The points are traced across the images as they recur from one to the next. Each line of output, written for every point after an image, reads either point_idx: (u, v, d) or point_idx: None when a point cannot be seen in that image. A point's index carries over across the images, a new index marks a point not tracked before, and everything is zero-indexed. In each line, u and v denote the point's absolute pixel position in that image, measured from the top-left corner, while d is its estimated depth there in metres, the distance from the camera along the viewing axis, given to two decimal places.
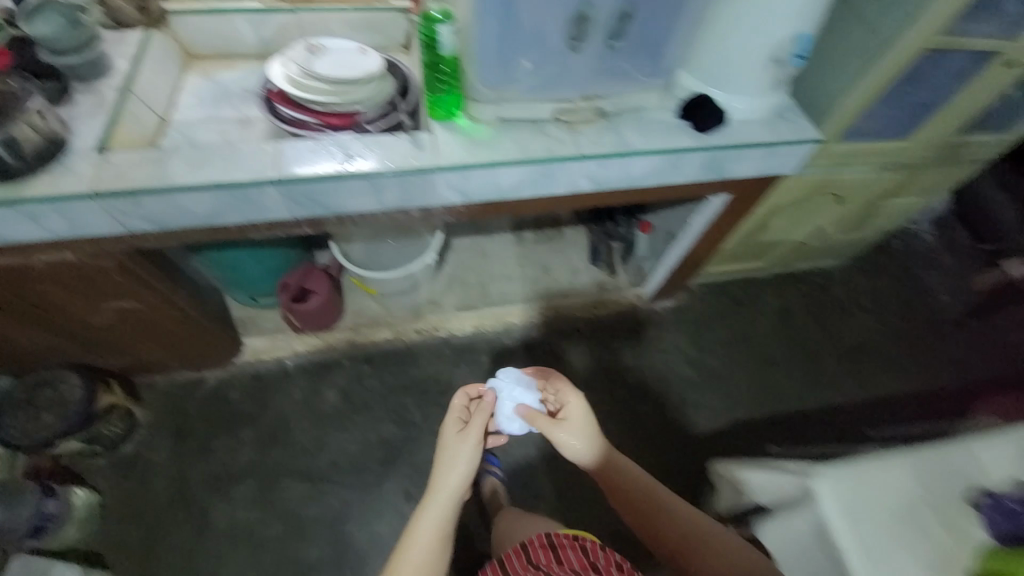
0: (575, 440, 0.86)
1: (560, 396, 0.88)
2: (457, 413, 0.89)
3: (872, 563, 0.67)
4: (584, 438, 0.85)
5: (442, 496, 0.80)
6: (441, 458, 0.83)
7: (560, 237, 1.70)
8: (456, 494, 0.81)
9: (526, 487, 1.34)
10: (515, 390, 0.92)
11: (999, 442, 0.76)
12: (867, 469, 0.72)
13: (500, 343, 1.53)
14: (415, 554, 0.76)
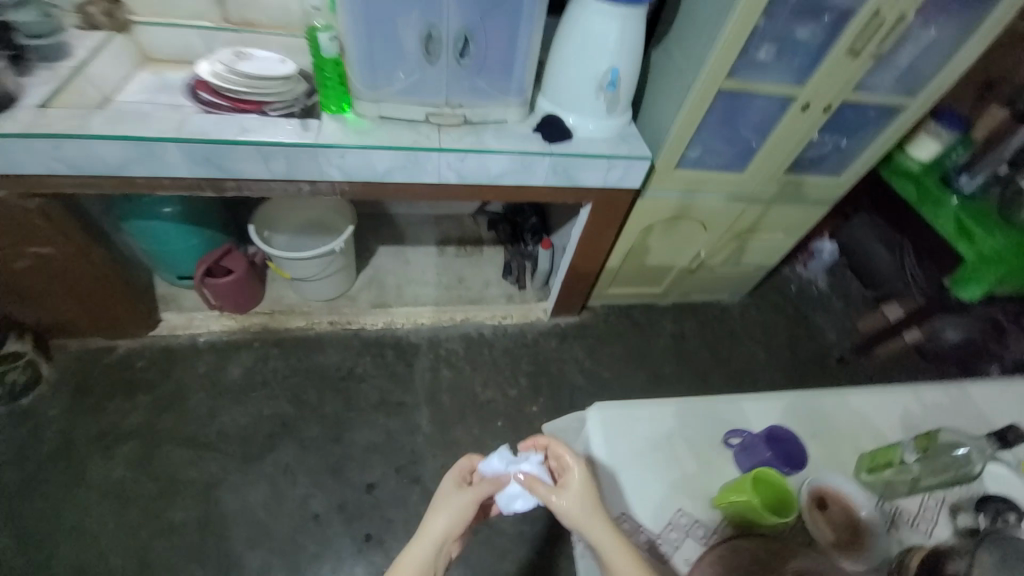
0: (566, 510, 0.68)
1: (562, 460, 0.73)
2: (459, 472, 0.78)
3: (618, 487, 0.73)
4: (581, 506, 0.68)
5: (423, 546, 0.68)
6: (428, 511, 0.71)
7: (479, 254, 1.88)
8: (437, 554, 0.68)
9: (405, 471, 1.35)
10: (519, 460, 0.77)
11: (767, 398, 0.85)
12: (634, 406, 0.80)
13: (407, 339, 1.63)
14: None
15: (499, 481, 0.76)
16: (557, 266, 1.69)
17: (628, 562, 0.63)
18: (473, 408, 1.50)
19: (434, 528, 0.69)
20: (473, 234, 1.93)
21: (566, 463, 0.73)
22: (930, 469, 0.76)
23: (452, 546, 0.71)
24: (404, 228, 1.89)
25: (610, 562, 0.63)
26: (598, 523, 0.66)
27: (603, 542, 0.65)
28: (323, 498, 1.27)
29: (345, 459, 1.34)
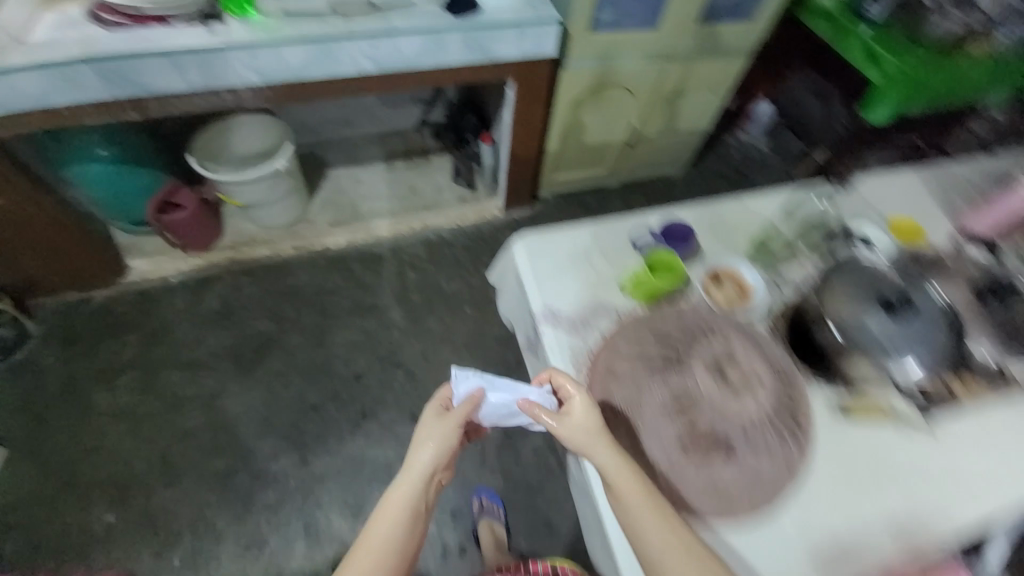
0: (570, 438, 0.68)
1: (565, 391, 0.71)
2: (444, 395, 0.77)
3: (544, 292, 0.84)
4: (584, 432, 0.67)
5: (411, 477, 0.70)
6: (415, 443, 0.72)
7: (427, 163, 1.93)
8: (425, 482, 0.71)
9: (389, 359, 1.49)
10: (522, 387, 0.73)
11: (673, 208, 0.94)
12: (551, 232, 0.90)
13: (371, 251, 1.71)
14: (376, 535, 0.67)
15: (480, 400, 0.73)
16: (500, 161, 1.74)
17: (628, 475, 0.64)
18: (442, 300, 1.62)
19: (420, 459, 0.71)
20: (420, 145, 1.96)
21: (570, 392, 0.71)
22: (799, 231, 0.90)
23: (442, 471, 0.74)
24: (350, 149, 1.91)
25: (611, 479, 0.64)
26: (603, 449, 0.66)
27: (607, 463, 0.65)
28: (316, 390, 1.41)
29: (331, 359, 1.47)
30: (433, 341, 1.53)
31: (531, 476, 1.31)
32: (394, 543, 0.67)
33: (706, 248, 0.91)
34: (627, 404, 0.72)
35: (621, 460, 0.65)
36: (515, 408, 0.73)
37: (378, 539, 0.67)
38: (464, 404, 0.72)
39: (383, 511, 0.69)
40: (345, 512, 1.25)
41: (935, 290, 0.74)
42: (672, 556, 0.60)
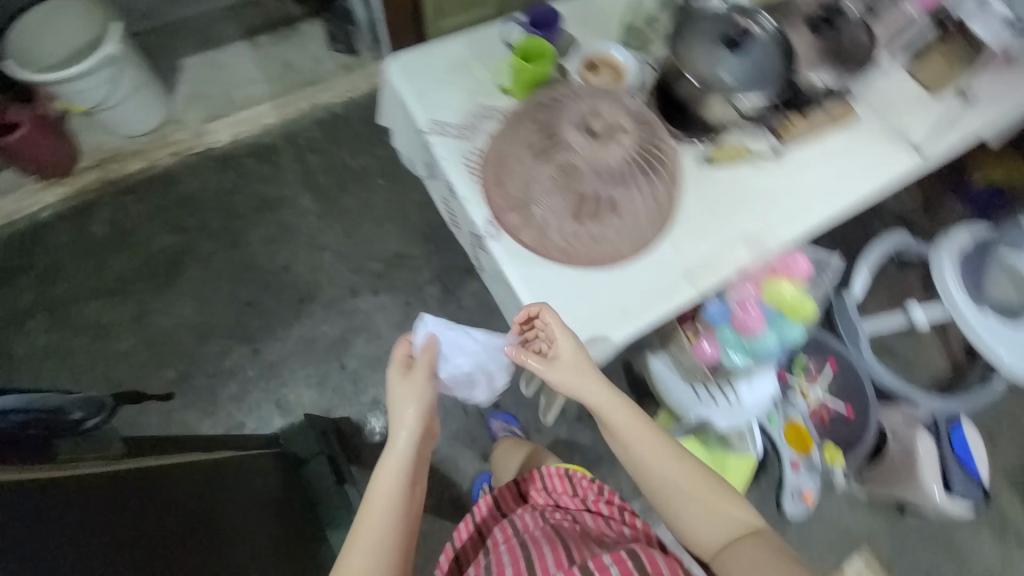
0: (560, 380, 0.68)
1: (548, 333, 0.70)
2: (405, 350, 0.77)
3: (428, 109, 0.85)
4: (573, 373, 0.68)
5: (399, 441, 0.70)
6: (394, 409, 0.72)
7: (296, 33, 1.71)
8: (413, 446, 0.70)
9: (312, 244, 1.49)
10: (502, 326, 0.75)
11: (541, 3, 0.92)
12: (423, 51, 0.88)
13: (260, 142, 1.59)
14: (374, 503, 0.67)
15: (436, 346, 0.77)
16: (373, 12, 1.58)
17: (621, 409, 0.68)
18: (353, 178, 1.57)
19: (404, 419, 0.71)
20: (281, 11, 1.72)
21: (551, 332, 0.69)
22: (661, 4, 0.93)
23: (429, 427, 0.74)
24: (203, 32, 1.68)
25: (602, 413, 0.68)
26: (594, 389, 0.68)
27: (600, 402, 0.68)
28: (248, 288, 1.42)
29: (254, 257, 1.45)
30: (353, 218, 1.52)
31: (475, 315, 1.43)
32: (395, 510, 0.66)
33: (582, 41, 0.92)
34: (521, 190, 0.77)
35: (611, 396, 0.68)
36: (471, 355, 0.81)
37: (376, 507, 0.66)
38: (424, 352, 0.75)
39: (378, 480, 0.68)
40: (311, 383, 1.34)
41: (768, 20, 0.79)
42: (669, 474, 0.68)
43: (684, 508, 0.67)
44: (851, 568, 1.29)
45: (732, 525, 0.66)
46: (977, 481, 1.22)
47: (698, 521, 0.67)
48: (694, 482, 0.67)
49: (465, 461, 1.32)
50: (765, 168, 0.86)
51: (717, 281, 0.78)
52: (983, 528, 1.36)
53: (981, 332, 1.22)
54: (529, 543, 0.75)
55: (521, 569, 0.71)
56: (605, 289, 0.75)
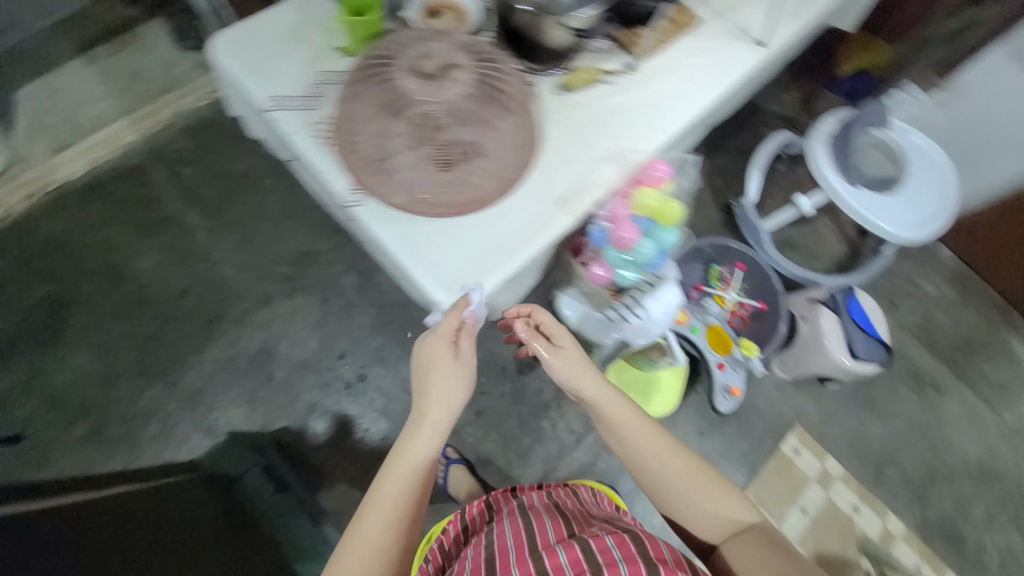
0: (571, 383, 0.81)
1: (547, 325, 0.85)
2: (450, 329, 0.71)
3: (266, 84, 0.80)
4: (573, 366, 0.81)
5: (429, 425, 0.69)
6: (427, 390, 0.70)
7: (138, 37, 1.55)
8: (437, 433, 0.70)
9: (209, 261, 1.40)
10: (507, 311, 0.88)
11: None
12: (247, 23, 0.82)
13: (124, 163, 1.45)
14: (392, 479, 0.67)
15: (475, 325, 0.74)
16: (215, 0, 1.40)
17: (616, 402, 0.80)
18: (239, 182, 1.47)
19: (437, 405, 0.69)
20: (114, 16, 1.55)
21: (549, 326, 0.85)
22: None
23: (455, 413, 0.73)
24: (27, 54, 1.50)
25: (598, 405, 0.80)
26: (596, 384, 0.81)
27: (597, 394, 0.81)
28: (147, 321, 1.33)
29: (146, 288, 1.36)
30: (248, 224, 1.43)
31: (397, 296, 1.40)
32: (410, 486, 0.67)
33: None
34: (375, 148, 0.74)
35: (608, 393, 0.80)
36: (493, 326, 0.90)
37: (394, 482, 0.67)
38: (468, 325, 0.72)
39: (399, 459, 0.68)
40: (240, 402, 1.28)
41: None
42: (665, 466, 0.76)
43: (690, 501, 0.75)
44: (789, 445, 1.40)
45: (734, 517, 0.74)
46: (881, 341, 1.30)
47: (699, 513, 0.75)
48: (695, 475, 0.76)
49: None
50: (621, 83, 0.88)
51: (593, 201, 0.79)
52: (896, 381, 1.50)
53: (872, 212, 1.30)
54: (535, 518, 0.78)
55: (523, 538, 0.73)
56: (485, 228, 0.75)
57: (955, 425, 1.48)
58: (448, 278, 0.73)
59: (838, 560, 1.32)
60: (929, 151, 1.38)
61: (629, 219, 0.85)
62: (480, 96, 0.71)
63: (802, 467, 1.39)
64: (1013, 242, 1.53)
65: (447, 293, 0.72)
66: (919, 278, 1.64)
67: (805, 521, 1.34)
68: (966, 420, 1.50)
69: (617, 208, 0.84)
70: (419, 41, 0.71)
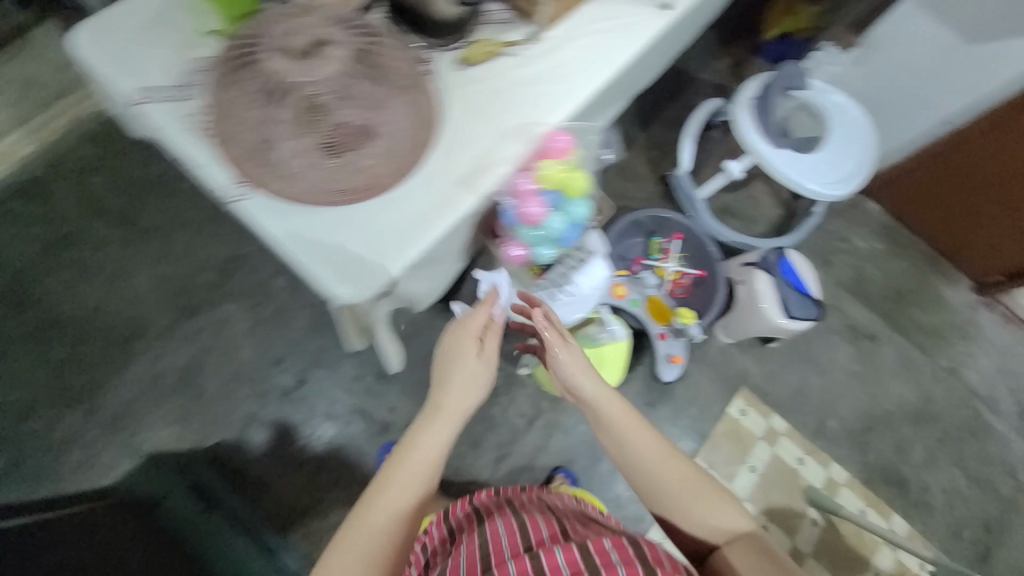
0: (569, 376, 0.86)
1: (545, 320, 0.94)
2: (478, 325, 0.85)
3: (133, 76, 0.73)
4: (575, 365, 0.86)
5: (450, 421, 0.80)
6: (451, 380, 0.82)
7: (23, 37, 1.42)
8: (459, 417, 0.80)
9: (125, 275, 1.32)
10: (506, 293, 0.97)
11: None
12: (107, 11, 0.75)
13: (22, 178, 1.35)
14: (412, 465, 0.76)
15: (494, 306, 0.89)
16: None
17: (612, 400, 0.84)
18: (150, 188, 1.37)
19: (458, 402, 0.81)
20: None
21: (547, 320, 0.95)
22: None
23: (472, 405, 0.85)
24: None
25: (595, 402, 0.84)
26: (595, 382, 0.85)
27: (595, 391, 0.85)
28: (63, 344, 1.26)
29: (56, 309, 1.28)
30: (164, 232, 1.35)
31: None
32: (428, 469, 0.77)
33: None
34: (253, 139, 0.68)
35: (604, 392, 0.84)
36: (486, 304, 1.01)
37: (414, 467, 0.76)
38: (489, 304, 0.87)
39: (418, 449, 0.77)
40: (171, 420, 1.24)
41: None
42: (658, 467, 0.77)
43: (687, 503, 0.75)
44: (735, 407, 1.44)
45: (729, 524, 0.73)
46: (812, 300, 1.33)
47: (693, 515, 0.74)
48: (689, 477, 0.76)
49: (362, 441, 1.27)
50: (523, 54, 0.84)
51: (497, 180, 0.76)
52: (833, 335, 1.56)
53: (797, 172, 1.32)
54: (528, 518, 0.77)
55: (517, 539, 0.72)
56: (379, 217, 0.71)
57: (892, 373, 1.54)
58: (344, 270, 0.69)
59: (786, 511, 1.37)
60: (846, 108, 1.41)
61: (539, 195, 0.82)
62: (360, 72, 0.67)
63: (749, 427, 1.43)
64: (935, 192, 1.59)
65: (344, 286, 0.68)
66: (851, 235, 1.70)
67: (754, 478, 1.39)
68: (902, 366, 1.55)
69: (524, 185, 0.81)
70: (289, 20, 0.66)
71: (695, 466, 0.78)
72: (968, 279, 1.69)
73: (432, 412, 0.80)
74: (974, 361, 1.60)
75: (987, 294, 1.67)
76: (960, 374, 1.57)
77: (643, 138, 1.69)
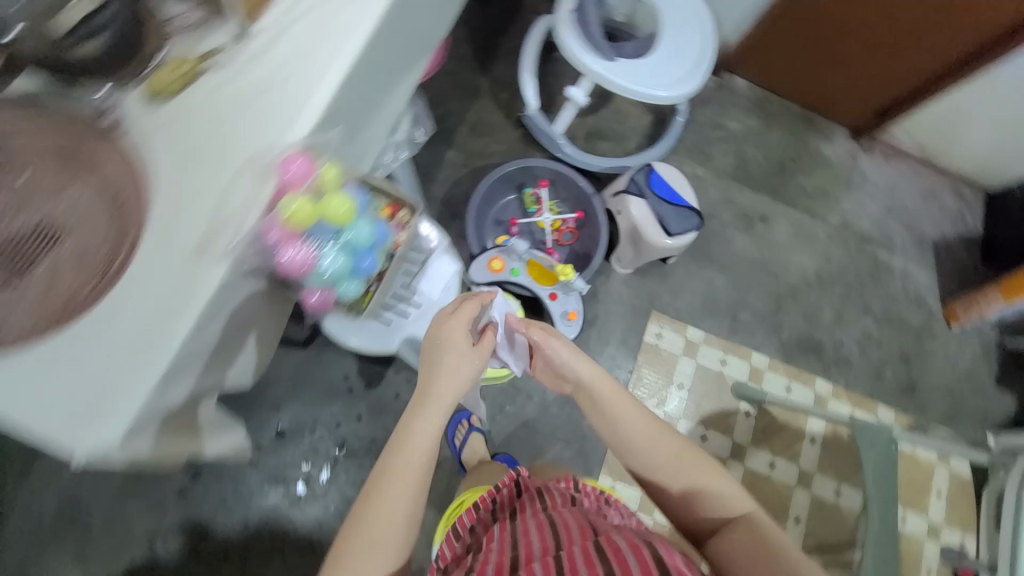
0: (577, 374, 0.82)
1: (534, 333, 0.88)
2: (467, 319, 0.79)
3: None
4: (568, 353, 0.84)
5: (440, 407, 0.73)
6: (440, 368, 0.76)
7: None
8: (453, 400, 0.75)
9: None
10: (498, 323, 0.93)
11: None
12: None
13: None
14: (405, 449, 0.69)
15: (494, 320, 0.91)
16: None
17: (607, 384, 0.81)
18: None
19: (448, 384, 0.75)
20: None
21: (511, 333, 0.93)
22: None
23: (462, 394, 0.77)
24: None
25: (589, 385, 0.82)
26: (587, 363, 0.83)
27: (588, 372, 0.82)
28: None
29: None
30: None
31: None
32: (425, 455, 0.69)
33: None
34: None
35: (596, 378, 0.82)
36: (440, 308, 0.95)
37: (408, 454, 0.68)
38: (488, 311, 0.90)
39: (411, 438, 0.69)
40: (66, 565, 1.12)
41: None
42: (656, 453, 0.76)
43: (684, 482, 0.74)
44: (651, 332, 1.43)
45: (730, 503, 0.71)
46: (690, 209, 1.27)
47: (696, 497, 0.72)
48: (686, 461, 0.75)
49: (284, 506, 1.19)
50: (236, 61, 0.67)
51: (240, 241, 0.60)
52: (725, 229, 1.54)
53: (631, 79, 1.21)
54: (558, 523, 0.70)
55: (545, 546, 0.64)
56: (106, 333, 0.58)
57: (789, 246, 1.55)
58: (70, 425, 0.56)
59: (720, 414, 1.41)
60: None
61: (307, 236, 0.69)
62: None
63: (667, 348, 1.43)
64: (790, 50, 1.49)
65: (77, 443, 0.56)
66: (723, 119, 1.62)
67: (684, 395, 1.41)
68: (797, 237, 1.56)
69: (283, 235, 0.66)
70: None
71: (699, 451, 0.76)
72: (844, 128, 1.66)
73: (425, 398, 0.74)
74: (864, 208, 1.61)
75: (864, 138, 1.65)
76: (852, 226, 1.59)
77: (486, 82, 1.51)
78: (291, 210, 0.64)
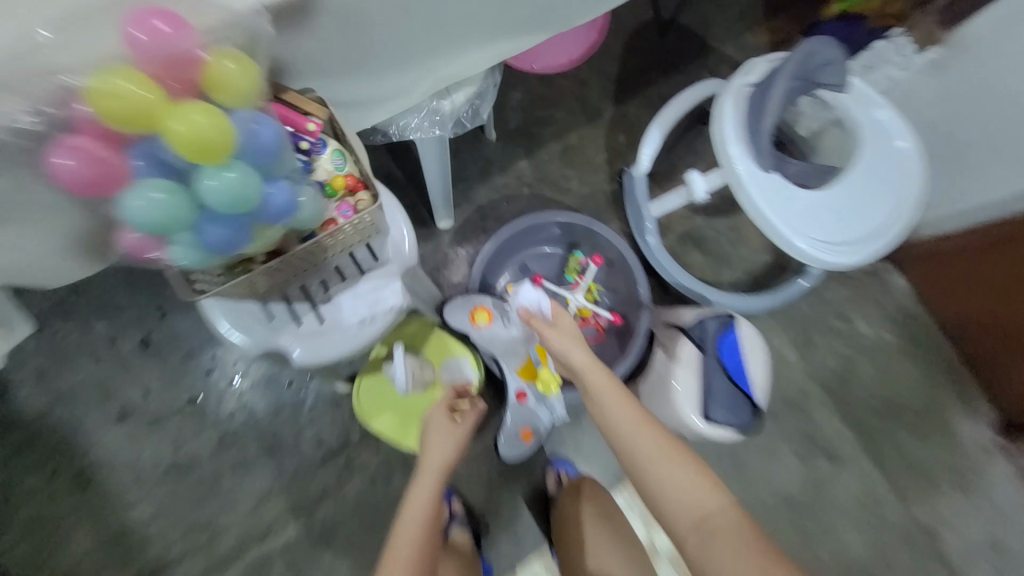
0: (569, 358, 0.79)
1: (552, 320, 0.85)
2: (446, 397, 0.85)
3: None
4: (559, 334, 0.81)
5: (430, 474, 0.76)
6: (427, 444, 0.80)
7: None
8: (444, 468, 0.78)
9: None
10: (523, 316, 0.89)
11: None
12: None
13: None
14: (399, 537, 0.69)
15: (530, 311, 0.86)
16: None
17: (588, 361, 0.78)
18: None
19: (438, 457, 0.78)
20: None
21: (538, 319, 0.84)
22: None
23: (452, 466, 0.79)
24: None
25: (580, 372, 0.77)
26: (574, 344, 0.80)
27: (576, 354, 0.79)
28: None
29: None
30: None
31: None
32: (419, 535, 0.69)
33: None
34: None
35: (582, 359, 0.78)
36: (368, 309, 0.69)
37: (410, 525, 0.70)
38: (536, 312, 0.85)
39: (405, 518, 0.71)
40: None
41: None
42: (635, 438, 0.68)
43: (653, 469, 0.65)
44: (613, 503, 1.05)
45: (703, 503, 0.61)
46: (747, 399, 0.89)
47: (671, 486, 0.63)
48: (661, 449, 0.66)
49: (92, 421, 0.97)
50: None
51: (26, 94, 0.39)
52: (770, 439, 1.16)
53: (773, 206, 0.87)
54: None
55: None
56: None
57: (838, 509, 1.14)
58: None
59: None
60: (888, 136, 0.93)
61: (143, 150, 0.43)
62: None
63: None
64: (986, 285, 1.08)
65: None
66: (854, 314, 1.23)
67: None
68: (857, 504, 1.15)
69: (97, 128, 0.41)
70: None
71: (676, 440, 0.68)
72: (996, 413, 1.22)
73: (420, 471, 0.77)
74: (968, 526, 1.15)
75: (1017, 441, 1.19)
76: (937, 536, 1.15)
77: (610, 114, 1.22)
78: (105, 86, 0.39)
